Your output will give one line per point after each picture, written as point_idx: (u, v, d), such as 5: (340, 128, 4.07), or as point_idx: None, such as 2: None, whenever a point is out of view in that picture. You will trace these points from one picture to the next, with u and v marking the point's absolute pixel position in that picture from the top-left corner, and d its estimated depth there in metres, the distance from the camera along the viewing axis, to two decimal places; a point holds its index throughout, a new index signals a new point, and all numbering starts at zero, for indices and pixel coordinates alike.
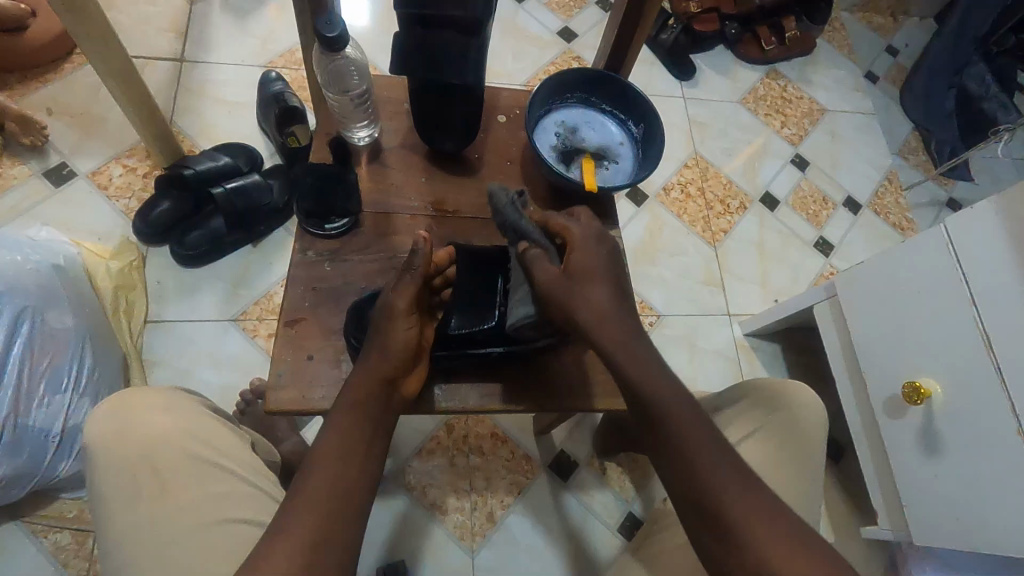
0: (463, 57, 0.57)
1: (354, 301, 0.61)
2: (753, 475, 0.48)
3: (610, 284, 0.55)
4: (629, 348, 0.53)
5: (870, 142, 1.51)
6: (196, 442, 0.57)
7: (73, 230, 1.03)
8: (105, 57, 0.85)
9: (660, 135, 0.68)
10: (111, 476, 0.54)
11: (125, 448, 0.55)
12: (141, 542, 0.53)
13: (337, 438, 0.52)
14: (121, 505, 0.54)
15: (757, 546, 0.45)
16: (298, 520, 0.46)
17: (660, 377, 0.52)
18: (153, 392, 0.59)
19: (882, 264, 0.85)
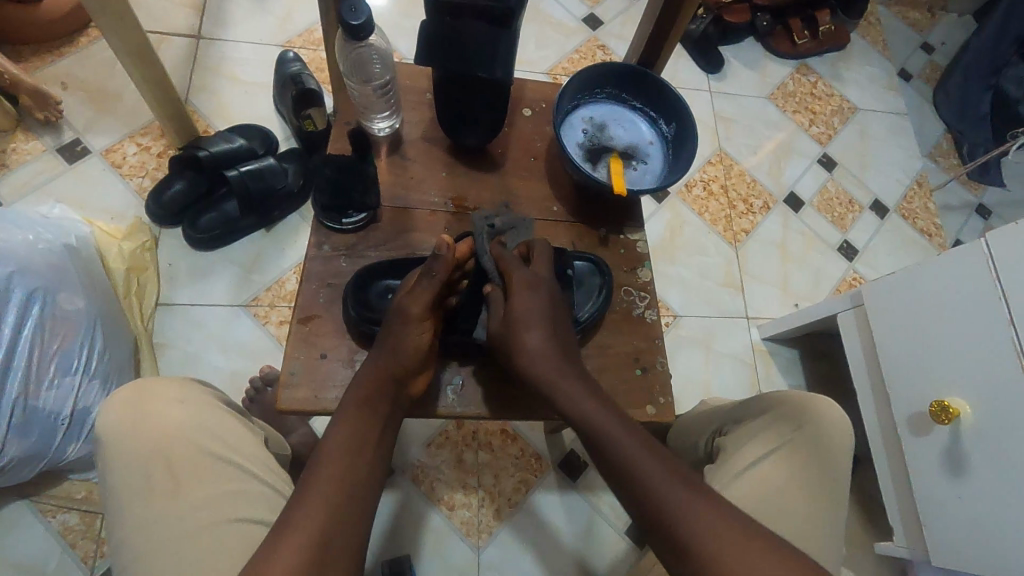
0: (492, 48, 0.54)
1: (353, 273, 0.60)
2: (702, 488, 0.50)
3: (544, 331, 0.57)
4: (570, 394, 0.55)
5: (901, 144, 1.47)
6: (210, 437, 0.56)
7: (86, 208, 1.02)
8: (119, 32, 0.83)
9: (692, 136, 0.65)
10: (123, 470, 0.53)
11: (138, 439, 0.54)
12: (150, 535, 0.51)
13: (346, 434, 0.51)
14: (132, 497, 0.52)
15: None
16: (298, 532, 0.44)
17: (601, 416, 0.54)
18: (171, 383, 0.57)
19: (914, 275, 0.82)
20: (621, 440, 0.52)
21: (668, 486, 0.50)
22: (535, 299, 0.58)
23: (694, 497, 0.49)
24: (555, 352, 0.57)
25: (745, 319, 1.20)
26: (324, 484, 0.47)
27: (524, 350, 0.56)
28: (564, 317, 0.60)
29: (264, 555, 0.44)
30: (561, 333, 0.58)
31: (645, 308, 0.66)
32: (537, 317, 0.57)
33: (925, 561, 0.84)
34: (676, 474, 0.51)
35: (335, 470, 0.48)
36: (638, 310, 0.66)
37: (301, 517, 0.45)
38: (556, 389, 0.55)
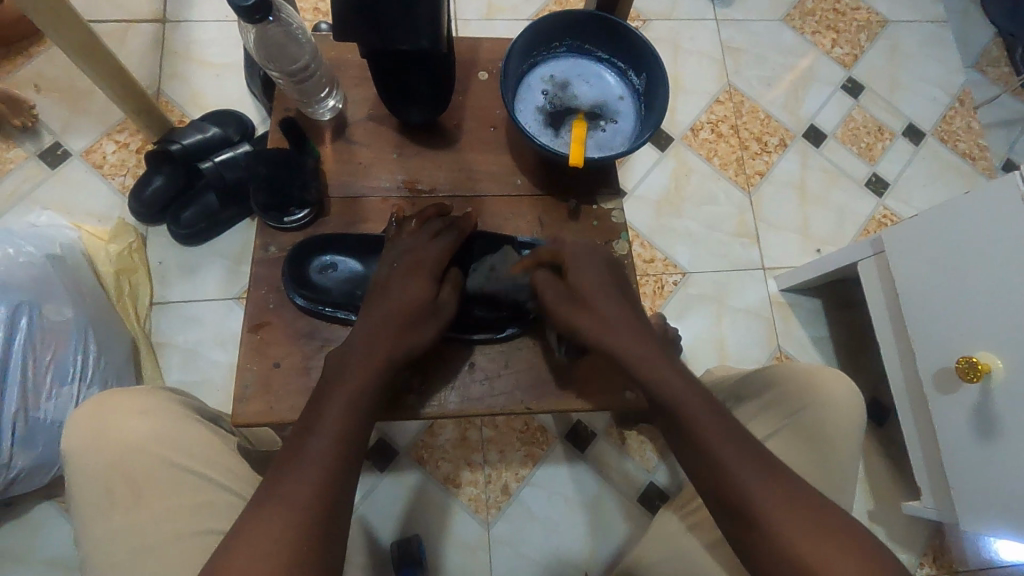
0: (414, 14, 0.47)
1: (292, 249, 0.57)
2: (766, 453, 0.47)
3: (611, 293, 0.54)
4: (632, 349, 0.51)
5: (939, 57, 1.30)
6: (169, 449, 0.55)
7: (73, 212, 1.02)
8: (61, 30, 0.79)
9: (664, 87, 0.57)
10: (87, 484, 0.53)
11: (100, 453, 0.54)
12: (114, 551, 0.52)
13: (322, 427, 0.46)
14: (96, 512, 0.53)
15: (791, 539, 0.43)
16: (303, 471, 0.44)
17: (670, 374, 0.50)
18: (134, 395, 0.57)
19: (939, 217, 0.73)
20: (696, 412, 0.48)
21: (742, 456, 0.46)
22: (589, 278, 0.54)
23: (752, 460, 0.46)
24: (621, 321, 0.53)
25: (761, 270, 1.12)
26: (337, 425, 0.46)
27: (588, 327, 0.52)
28: (629, 286, 0.56)
29: (262, 496, 0.43)
30: (622, 296, 0.55)
31: None
32: (595, 291, 0.54)
33: (954, 522, 0.78)
34: (724, 429, 0.48)
35: (346, 410, 0.47)
36: None
37: (310, 462, 0.44)
38: (642, 370, 0.51)
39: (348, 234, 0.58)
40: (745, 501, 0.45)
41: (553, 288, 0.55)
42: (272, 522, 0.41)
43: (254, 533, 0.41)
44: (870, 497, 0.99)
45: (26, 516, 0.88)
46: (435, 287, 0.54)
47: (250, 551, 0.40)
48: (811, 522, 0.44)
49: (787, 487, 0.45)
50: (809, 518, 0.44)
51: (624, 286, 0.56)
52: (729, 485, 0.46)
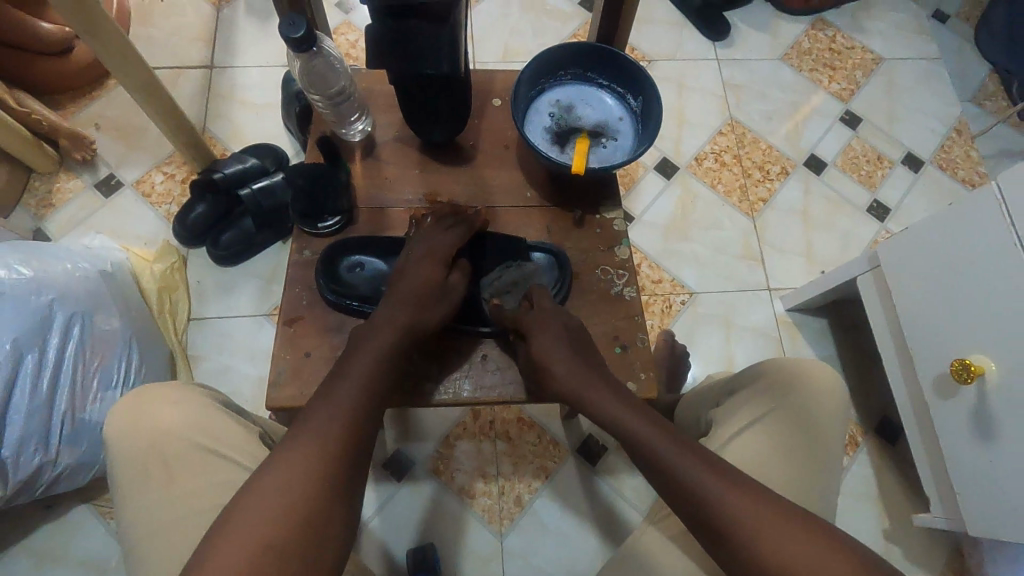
0: (436, 44, 0.55)
1: (325, 249, 0.63)
2: (739, 475, 0.50)
3: (564, 343, 0.58)
4: (601, 400, 0.56)
5: (934, 91, 1.37)
6: (200, 434, 0.60)
7: (122, 236, 1.11)
8: (126, 70, 0.89)
9: (658, 107, 0.64)
10: (126, 466, 0.58)
11: (137, 438, 0.59)
12: (149, 524, 0.56)
13: (328, 404, 0.50)
14: (133, 490, 0.58)
15: (772, 555, 0.46)
16: (322, 424, 0.48)
17: (634, 417, 0.54)
18: (168, 387, 0.63)
19: (927, 229, 0.77)
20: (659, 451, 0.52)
21: (715, 481, 0.49)
22: (552, 333, 0.59)
23: (726, 481, 0.49)
24: (582, 372, 0.57)
25: (767, 291, 1.16)
26: (345, 402, 0.50)
27: (559, 380, 0.57)
28: (586, 337, 0.61)
29: (274, 457, 0.47)
30: (585, 353, 0.59)
31: (623, 285, 0.66)
32: (561, 345, 0.58)
33: (964, 531, 0.79)
34: (701, 463, 0.51)
35: (360, 386, 0.51)
36: (617, 288, 0.66)
37: (310, 435, 0.48)
38: (603, 412, 0.56)
39: (375, 238, 0.64)
40: (707, 501, 0.49)
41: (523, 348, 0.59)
42: (294, 467, 0.46)
43: (277, 474, 0.45)
44: (885, 518, 0.99)
45: (63, 518, 0.93)
46: (445, 273, 0.60)
47: (273, 494, 0.44)
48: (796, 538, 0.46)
49: (764, 504, 0.48)
50: (797, 528, 0.47)
51: (581, 334, 0.61)
52: (705, 509, 0.49)
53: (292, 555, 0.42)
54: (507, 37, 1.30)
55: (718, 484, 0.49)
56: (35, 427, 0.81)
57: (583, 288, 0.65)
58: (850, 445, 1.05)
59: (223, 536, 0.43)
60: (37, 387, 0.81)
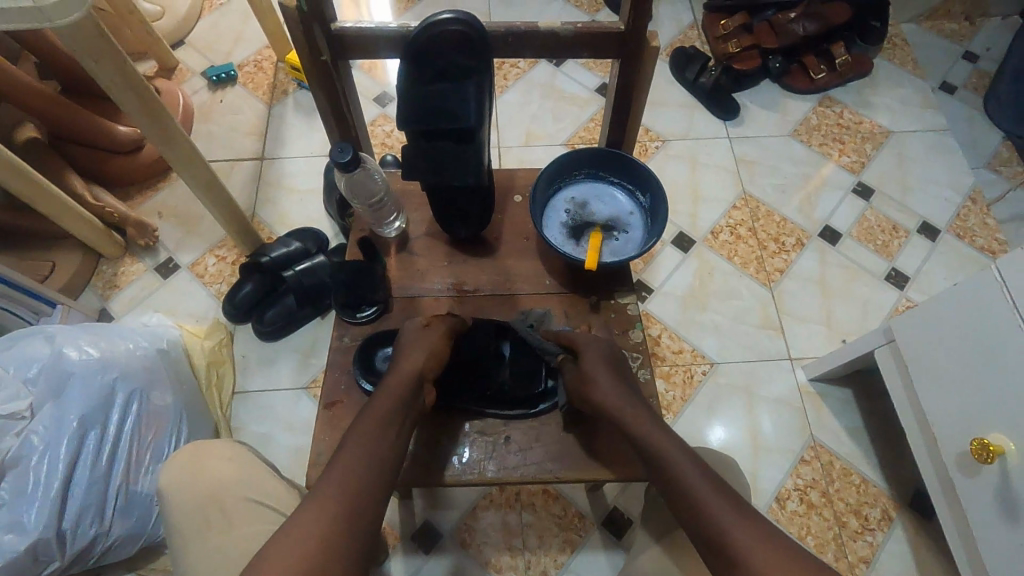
0: (463, 161, 0.63)
1: (361, 340, 0.70)
2: (746, 503, 0.52)
3: (610, 374, 0.63)
4: (634, 418, 0.60)
5: (946, 160, 1.41)
6: (252, 488, 0.68)
7: (177, 314, 1.21)
8: (192, 172, 1.01)
9: (664, 205, 0.70)
10: (185, 514, 0.66)
11: (195, 490, 0.67)
12: (210, 567, 0.63)
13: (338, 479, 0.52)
14: (195, 538, 0.65)
15: None
16: (350, 461, 0.53)
17: (661, 436, 0.58)
18: (221, 445, 0.71)
19: (942, 306, 0.80)
20: (666, 452, 0.57)
21: (726, 511, 0.51)
22: (598, 352, 0.65)
23: (721, 493, 0.53)
24: (620, 389, 0.62)
25: (788, 361, 1.18)
26: (349, 475, 0.52)
27: (599, 391, 0.62)
28: (627, 372, 0.66)
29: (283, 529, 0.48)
30: (625, 378, 0.64)
31: (637, 367, 0.70)
32: (605, 360, 0.64)
33: None
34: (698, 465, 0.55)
35: (365, 459, 0.54)
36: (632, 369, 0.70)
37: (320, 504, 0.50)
38: (637, 432, 0.59)
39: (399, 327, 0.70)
40: (721, 530, 0.50)
41: (573, 367, 0.65)
42: (328, 494, 0.50)
43: (286, 541, 0.47)
44: None
45: None
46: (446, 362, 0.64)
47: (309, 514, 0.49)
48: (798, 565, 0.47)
49: (747, 518, 0.51)
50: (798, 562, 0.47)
51: (623, 371, 0.65)
52: (712, 528, 0.51)
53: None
54: (530, 123, 1.40)
55: (730, 514, 0.51)
56: (92, 499, 0.87)
57: None
58: (882, 520, 1.03)
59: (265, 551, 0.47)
60: (97, 460, 0.88)
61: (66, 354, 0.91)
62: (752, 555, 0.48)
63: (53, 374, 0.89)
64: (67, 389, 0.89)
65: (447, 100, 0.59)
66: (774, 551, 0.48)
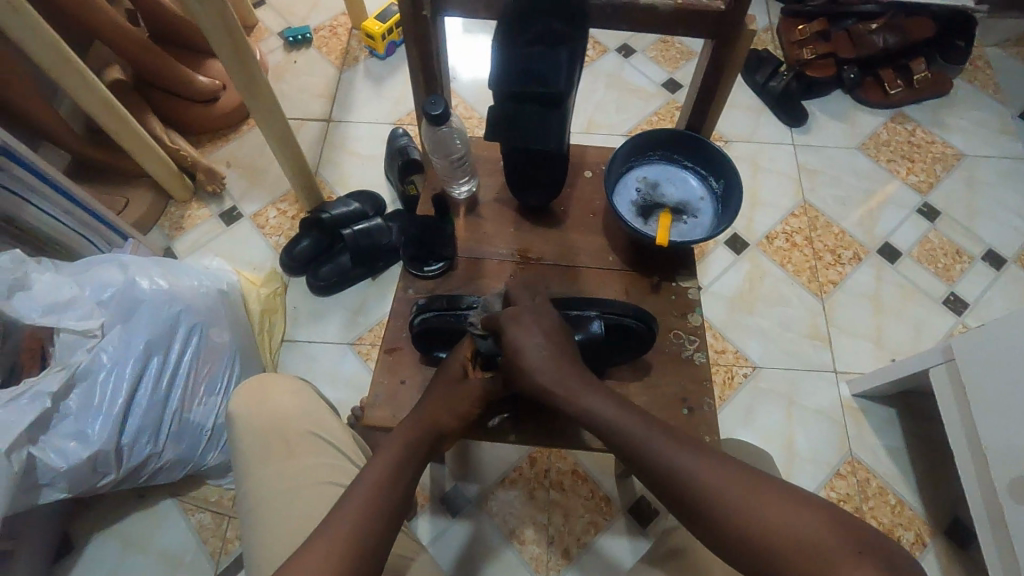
0: (546, 125, 0.63)
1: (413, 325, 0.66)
2: (715, 454, 0.51)
3: (543, 345, 0.59)
4: (579, 394, 0.57)
5: (1020, 190, 1.36)
6: (313, 423, 0.72)
7: (236, 261, 1.25)
8: (269, 121, 1.05)
9: (738, 192, 0.70)
10: (247, 438, 0.70)
11: (258, 417, 0.71)
12: (266, 489, 0.67)
13: (357, 507, 0.52)
14: (257, 460, 0.69)
15: (766, 525, 0.46)
16: (358, 498, 0.53)
17: (615, 410, 0.55)
18: (282, 379, 0.75)
19: (1008, 327, 0.78)
20: (640, 438, 0.53)
21: (697, 467, 0.50)
22: (523, 327, 0.59)
23: (712, 468, 0.50)
24: (557, 362, 0.58)
25: (833, 374, 1.16)
26: (363, 497, 0.53)
27: (534, 371, 0.58)
28: (565, 337, 0.61)
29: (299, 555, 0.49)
30: (564, 346, 0.60)
31: (693, 350, 0.70)
32: (534, 336, 0.59)
33: None
34: (674, 441, 0.53)
35: (373, 482, 0.55)
36: (688, 352, 0.70)
37: (332, 530, 0.51)
38: (580, 407, 0.57)
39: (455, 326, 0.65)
40: (701, 492, 0.49)
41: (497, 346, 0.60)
42: (325, 552, 0.49)
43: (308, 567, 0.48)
44: None
45: (151, 508, 1.03)
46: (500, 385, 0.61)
47: (315, 552, 0.49)
48: (781, 504, 0.47)
49: (721, 467, 0.50)
50: (781, 499, 0.47)
51: (559, 338, 0.60)
52: (689, 492, 0.50)
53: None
54: (593, 111, 1.41)
55: (704, 468, 0.50)
56: (150, 421, 0.91)
57: (657, 350, 0.70)
58: (915, 544, 1.01)
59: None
60: (157, 384, 0.92)
61: (138, 282, 0.96)
62: (767, 528, 0.46)
63: (124, 299, 0.94)
64: (137, 314, 0.94)
65: (540, 63, 0.60)
66: (755, 496, 0.48)
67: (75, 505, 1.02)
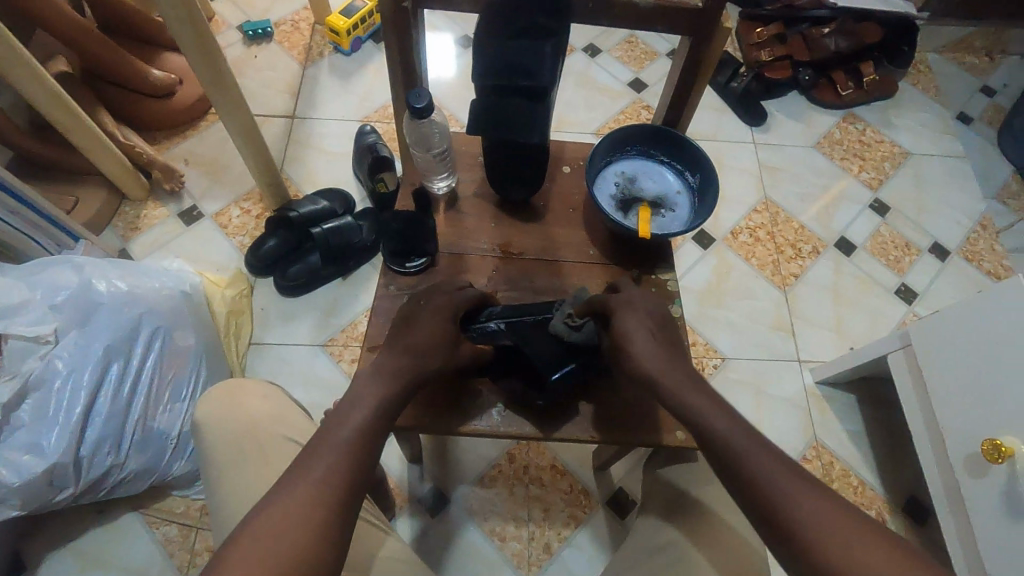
0: (530, 119, 0.64)
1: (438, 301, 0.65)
2: (802, 470, 0.50)
3: (649, 336, 0.60)
4: (677, 385, 0.57)
5: (960, 186, 1.45)
6: (289, 427, 0.70)
7: (198, 262, 1.20)
8: (232, 114, 1.01)
9: (714, 185, 0.72)
10: (220, 445, 0.67)
11: (231, 424, 0.68)
12: (242, 498, 0.64)
13: (342, 450, 0.51)
14: (231, 468, 0.66)
15: (847, 549, 0.44)
16: (360, 420, 0.54)
17: (710, 407, 0.55)
18: (254, 384, 0.72)
19: (960, 313, 0.83)
20: (730, 435, 0.52)
21: (781, 476, 0.49)
22: (636, 318, 0.61)
23: (797, 482, 0.49)
24: (661, 354, 0.59)
25: (797, 362, 1.20)
26: (348, 441, 0.52)
27: (634, 355, 0.59)
28: (670, 330, 0.63)
29: (279, 488, 0.48)
30: (669, 342, 0.61)
31: None
32: (642, 327, 0.60)
33: None
34: (761, 445, 0.51)
35: (363, 421, 0.54)
36: None
37: (319, 465, 0.49)
38: (676, 398, 0.56)
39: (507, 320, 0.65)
40: (779, 503, 0.48)
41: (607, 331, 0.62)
42: (305, 492, 0.47)
43: (283, 502, 0.46)
44: None
45: (113, 523, 0.97)
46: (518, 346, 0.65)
47: (321, 465, 0.49)
48: (864, 537, 0.45)
49: (805, 485, 0.49)
50: (865, 532, 0.45)
51: (665, 330, 0.62)
52: (765, 497, 0.49)
53: (334, 536, 0.47)
54: (562, 109, 1.42)
55: (786, 480, 0.49)
56: (112, 430, 0.87)
57: None
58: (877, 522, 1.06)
59: (272, 502, 0.47)
60: (119, 392, 0.88)
61: (95, 284, 0.91)
62: (843, 553, 0.44)
63: (80, 302, 0.89)
64: (95, 318, 0.89)
65: (523, 56, 0.60)
66: (837, 519, 0.46)
67: (28, 524, 0.96)
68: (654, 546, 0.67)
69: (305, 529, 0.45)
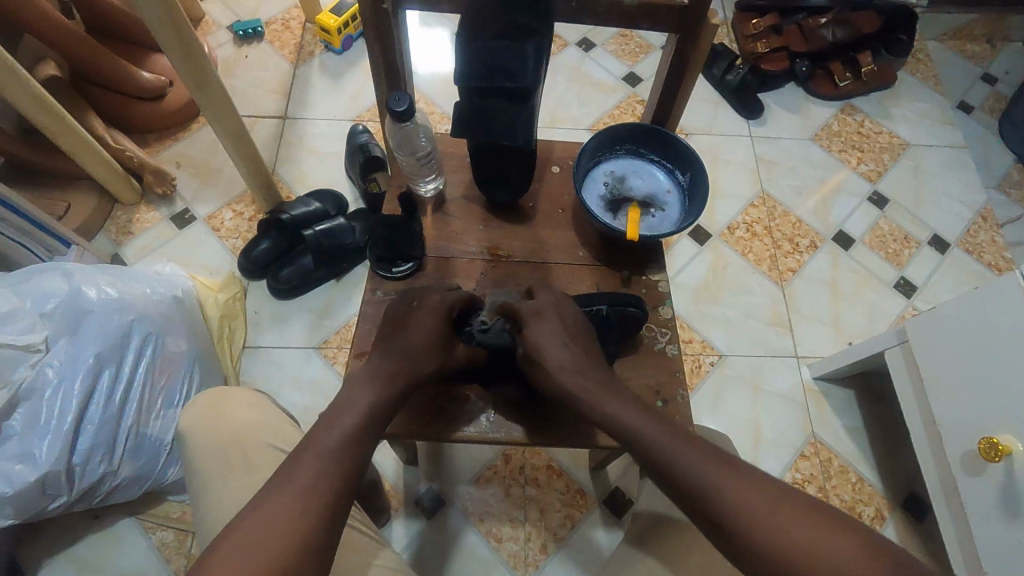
0: (514, 121, 0.62)
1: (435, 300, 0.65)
2: (735, 461, 0.49)
3: (564, 341, 0.60)
4: (592, 393, 0.57)
5: (960, 176, 1.43)
6: (278, 433, 0.69)
7: (191, 266, 1.20)
8: (220, 117, 1.00)
9: (703, 184, 0.71)
10: (209, 453, 0.67)
11: (220, 431, 0.68)
12: (230, 507, 0.64)
13: (318, 464, 0.49)
14: (218, 477, 0.65)
15: (792, 538, 0.43)
16: (350, 424, 0.53)
17: (637, 417, 0.54)
18: (243, 391, 0.72)
19: (956, 310, 0.82)
20: (662, 446, 0.51)
21: (713, 474, 0.48)
22: (544, 326, 0.62)
23: (732, 478, 0.47)
24: (578, 361, 0.59)
25: (794, 358, 1.20)
26: (322, 453, 0.50)
27: (551, 365, 0.59)
28: (585, 335, 0.63)
29: (248, 510, 0.46)
30: (579, 348, 0.61)
31: (666, 342, 0.71)
32: (555, 334, 0.61)
33: None
34: (694, 448, 0.50)
35: (349, 430, 0.53)
36: (660, 344, 0.71)
37: (290, 482, 0.48)
38: (598, 407, 0.56)
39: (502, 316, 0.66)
40: (724, 507, 0.46)
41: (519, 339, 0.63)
42: (279, 510, 0.46)
43: (254, 523, 0.45)
44: None
45: (109, 529, 0.98)
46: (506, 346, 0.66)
47: (300, 478, 0.48)
48: (803, 517, 0.44)
49: (742, 477, 0.47)
50: (805, 514, 0.44)
51: (579, 336, 0.62)
52: (705, 500, 0.47)
53: (317, 543, 0.45)
54: (555, 105, 1.41)
55: (724, 477, 0.47)
56: (104, 438, 0.87)
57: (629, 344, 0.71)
58: (876, 518, 1.06)
59: (255, 509, 0.46)
60: (110, 399, 0.88)
61: (84, 291, 0.90)
62: (787, 540, 0.43)
63: (70, 310, 0.88)
64: (84, 325, 0.89)
65: (505, 58, 0.59)
66: (777, 506, 0.45)
67: (25, 530, 0.96)
68: (644, 550, 0.67)
69: (289, 539, 0.44)
